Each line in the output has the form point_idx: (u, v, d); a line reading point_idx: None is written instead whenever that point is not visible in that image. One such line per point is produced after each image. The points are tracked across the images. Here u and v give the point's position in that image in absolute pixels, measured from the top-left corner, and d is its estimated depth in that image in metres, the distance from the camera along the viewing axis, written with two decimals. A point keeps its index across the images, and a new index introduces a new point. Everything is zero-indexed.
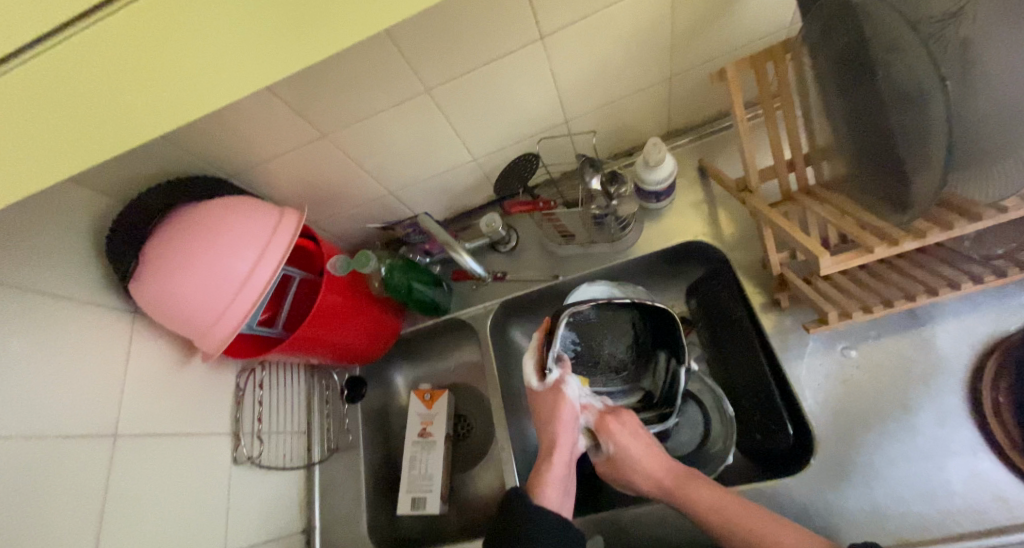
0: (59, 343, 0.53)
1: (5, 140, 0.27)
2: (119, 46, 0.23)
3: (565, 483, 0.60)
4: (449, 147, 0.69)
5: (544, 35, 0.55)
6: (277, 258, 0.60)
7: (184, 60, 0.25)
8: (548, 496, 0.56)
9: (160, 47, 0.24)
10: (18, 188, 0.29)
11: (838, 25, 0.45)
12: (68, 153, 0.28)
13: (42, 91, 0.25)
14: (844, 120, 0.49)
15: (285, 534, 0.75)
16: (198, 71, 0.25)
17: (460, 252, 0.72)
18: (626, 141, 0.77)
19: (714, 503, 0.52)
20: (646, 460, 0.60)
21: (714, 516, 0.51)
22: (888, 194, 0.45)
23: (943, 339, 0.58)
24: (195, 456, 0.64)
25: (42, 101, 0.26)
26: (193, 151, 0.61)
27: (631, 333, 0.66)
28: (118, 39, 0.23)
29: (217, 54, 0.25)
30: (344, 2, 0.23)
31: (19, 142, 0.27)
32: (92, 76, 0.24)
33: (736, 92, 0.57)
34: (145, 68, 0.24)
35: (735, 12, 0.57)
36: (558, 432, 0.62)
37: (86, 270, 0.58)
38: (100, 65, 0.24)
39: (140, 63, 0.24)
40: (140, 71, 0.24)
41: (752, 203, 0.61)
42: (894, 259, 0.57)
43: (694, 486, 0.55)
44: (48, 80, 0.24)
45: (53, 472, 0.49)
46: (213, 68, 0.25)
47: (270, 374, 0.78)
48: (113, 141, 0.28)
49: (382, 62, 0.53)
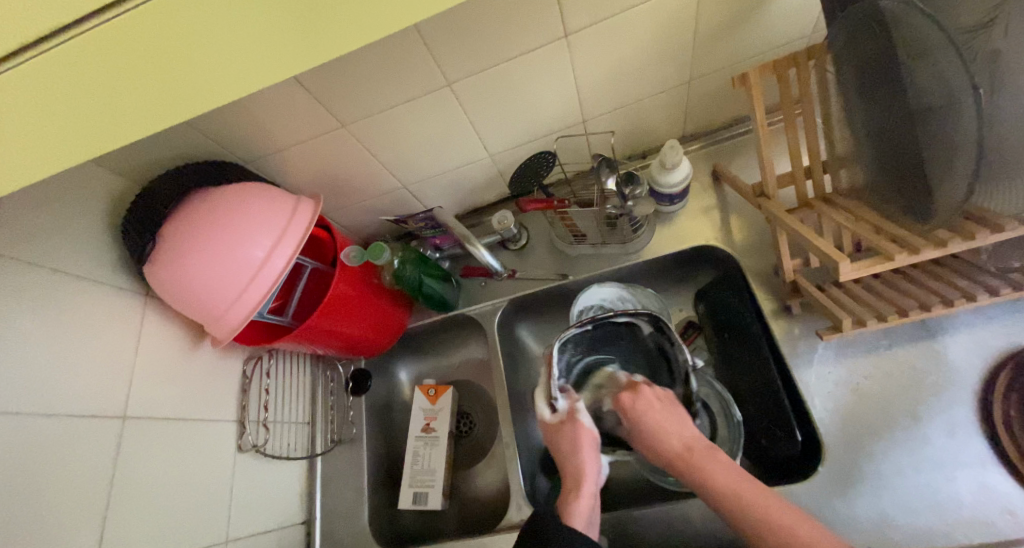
0: (71, 323, 0.52)
1: (12, 117, 0.26)
2: (141, 40, 0.23)
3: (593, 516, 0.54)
4: (465, 143, 0.70)
5: (569, 33, 0.55)
6: (292, 247, 0.60)
7: (204, 51, 0.24)
8: (577, 515, 0.52)
9: (180, 44, 0.23)
10: (33, 170, 0.28)
11: (865, 33, 0.45)
12: (84, 142, 0.28)
13: (47, 85, 0.24)
14: (867, 129, 0.49)
15: (285, 525, 0.75)
16: (226, 65, 0.25)
17: (475, 246, 0.72)
18: (641, 143, 0.77)
19: (725, 471, 0.48)
20: (669, 429, 0.54)
21: (726, 480, 0.47)
22: (910, 204, 0.46)
23: (955, 350, 0.59)
24: (199, 445, 0.63)
25: (49, 97, 0.25)
26: (212, 136, 0.62)
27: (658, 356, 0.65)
28: (139, 35, 0.23)
29: (239, 47, 0.24)
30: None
31: (27, 118, 0.26)
32: (113, 67, 0.24)
33: (758, 98, 0.57)
34: (170, 63, 0.24)
35: (759, 17, 0.57)
36: (585, 461, 0.57)
37: (101, 251, 0.58)
38: (121, 58, 0.24)
39: (166, 59, 0.24)
40: (160, 63, 0.24)
41: (768, 208, 0.61)
42: (908, 269, 0.57)
43: (710, 458, 0.50)
44: (66, 73, 0.24)
45: (59, 452, 0.48)
46: (238, 60, 0.25)
47: (277, 362, 0.78)
48: (128, 131, 0.27)
49: (407, 55, 0.54)
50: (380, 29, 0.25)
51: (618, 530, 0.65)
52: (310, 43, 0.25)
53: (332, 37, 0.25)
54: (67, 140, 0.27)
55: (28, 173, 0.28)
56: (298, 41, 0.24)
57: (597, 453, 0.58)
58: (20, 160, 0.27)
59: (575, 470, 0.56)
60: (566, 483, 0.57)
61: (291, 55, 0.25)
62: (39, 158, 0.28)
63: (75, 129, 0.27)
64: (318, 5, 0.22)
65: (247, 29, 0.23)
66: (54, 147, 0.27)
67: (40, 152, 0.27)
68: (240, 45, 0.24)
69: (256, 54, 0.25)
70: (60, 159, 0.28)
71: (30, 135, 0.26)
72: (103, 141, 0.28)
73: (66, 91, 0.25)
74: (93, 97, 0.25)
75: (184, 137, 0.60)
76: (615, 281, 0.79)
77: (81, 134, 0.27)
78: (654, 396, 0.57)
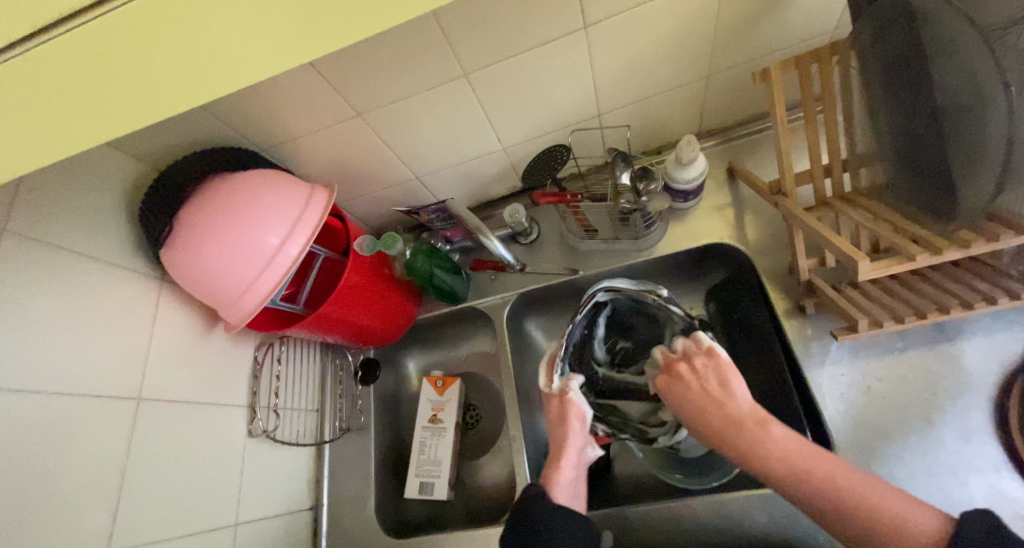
0: (86, 305, 0.53)
1: (31, 98, 0.25)
2: (161, 25, 0.22)
3: (576, 484, 0.61)
4: (479, 134, 0.69)
5: (589, 24, 0.54)
6: (308, 234, 0.60)
7: (221, 36, 0.24)
8: (558, 492, 0.59)
9: (199, 25, 0.23)
10: (53, 151, 0.28)
11: (895, 28, 0.44)
12: (102, 125, 0.27)
13: (68, 68, 0.24)
14: (892, 128, 0.48)
15: (293, 510, 0.76)
16: (248, 51, 0.25)
17: (488, 237, 0.72)
18: (657, 138, 0.77)
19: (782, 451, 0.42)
20: (715, 399, 0.49)
21: (782, 466, 0.42)
22: (934, 203, 0.45)
23: (971, 354, 0.58)
24: (211, 428, 0.64)
25: (69, 76, 0.24)
26: (228, 122, 0.62)
27: (642, 318, 0.68)
28: (165, 15, 0.22)
29: (262, 35, 0.24)
30: None
31: (47, 99, 0.26)
32: (139, 51, 0.24)
33: (778, 93, 0.56)
34: (195, 45, 0.24)
35: (782, 11, 0.56)
36: (568, 432, 0.62)
37: (119, 236, 0.58)
38: (149, 42, 0.23)
39: (187, 43, 0.24)
40: (179, 47, 0.24)
41: (785, 206, 0.60)
42: (928, 270, 0.56)
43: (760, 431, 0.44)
44: (93, 53, 0.24)
45: (75, 431, 0.49)
46: (264, 45, 0.25)
47: (287, 349, 0.79)
48: (144, 114, 0.27)
49: (424, 44, 0.53)
50: (399, 15, 0.24)
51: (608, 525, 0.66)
52: (330, 26, 0.24)
53: (351, 21, 0.24)
54: (83, 122, 0.27)
55: (48, 153, 0.28)
56: (321, 23, 0.24)
57: (585, 424, 0.63)
58: (33, 137, 0.27)
59: (561, 442, 0.62)
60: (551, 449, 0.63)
61: (309, 39, 0.25)
62: (59, 139, 0.28)
63: (96, 111, 0.27)
64: None
65: (272, 9, 0.23)
66: (69, 126, 0.27)
67: (60, 134, 0.27)
68: (259, 32, 0.24)
69: (282, 41, 0.25)
70: (80, 144, 0.28)
71: (52, 116, 0.26)
72: (119, 123, 0.28)
73: (82, 75, 0.25)
74: (110, 78, 0.25)
75: (201, 123, 0.60)
76: (625, 277, 0.79)
77: (100, 117, 0.27)
78: (715, 369, 0.52)
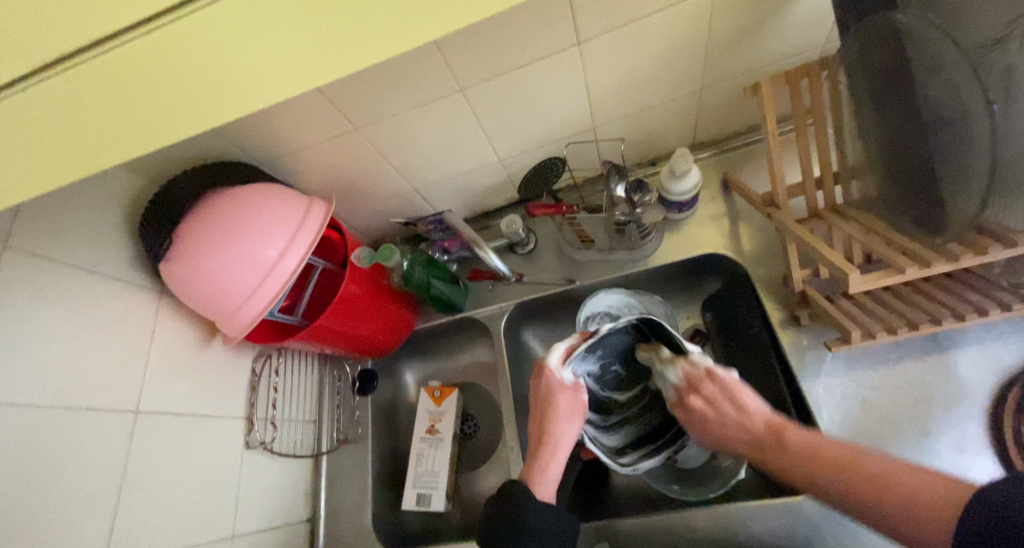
0: (89, 318, 0.54)
1: (34, 125, 0.26)
2: (161, 58, 0.23)
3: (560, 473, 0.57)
4: (475, 147, 0.70)
5: (582, 41, 0.55)
6: (305, 247, 0.61)
7: (217, 70, 0.24)
8: (541, 485, 0.54)
9: (196, 56, 0.24)
10: (56, 175, 0.29)
11: (880, 47, 0.45)
12: (101, 151, 0.28)
13: (70, 100, 0.25)
14: (880, 142, 0.49)
15: (290, 523, 0.75)
16: (243, 88, 0.26)
17: (485, 249, 0.73)
18: (652, 150, 0.78)
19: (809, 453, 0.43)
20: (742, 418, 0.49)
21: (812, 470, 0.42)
22: (923, 217, 0.45)
23: (965, 366, 0.58)
24: (209, 441, 0.64)
25: (73, 106, 0.25)
26: (228, 137, 0.63)
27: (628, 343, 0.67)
28: (166, 49, 0.23)
29: (260, 68, 0.25)
30: (377, 24, 0.23)
31: (49, 126, 0.26)
32: (139, 82, 0.24)
33: (769, 108, 0.57)
34: (192, 75, 0.25)
35: (772, 28, 0.57)
36: (564, 427, 0.58)
37: (119, 250, 0.59)
38: (149, 73, 0.24)
39: (185, 75, 0.25)
40: (178, 79, 0.25)
41: (778, 218, 0.61)
42: (920, 281, 0.57)
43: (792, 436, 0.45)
44: (93, 87, 0.24)
45: (74, 444, 0.49)
46: (258, 74, 0.25)
47: (285, 360, 0.79)
48: (142, 142, 0.28)
49: (421, 64, 0.55)
50: (388, 51, 0.25)
51: (604, 537, 0.65)
52: (323, 63, 0.25)
53: (344, 58, 0.25)
54: (84, 149, 0.28)
55: (48, 178, 0.29)
56: (316, 57, 0.25)
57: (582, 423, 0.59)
58: (31, 159, 0.28)
59: (553, 433, 0.57)
60: (535, 437, 0.59)
61: (302, 74, 0.26)
62: (59, 163, 0.28)
63: (95, 138, 0.27)
64: (331, 27, 0.23)
65: (265, 45, 0.23)
66: (70, 152, 0.28)
67: (62, 160, 0.28)
68: (254, 68, 0.25)
69: (279, 74, 0.25)
70: (80, 169, 0.29)
71: (53, 142, 0.27)
72: (119, 150, 0.28)
73: (84, 105, 0.25)
74: (111, 107, 0.26)
75: (202, 140, 0.61)
76: (622, 288, 0.79)
77: (100, 145, 0.28)
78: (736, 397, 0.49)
